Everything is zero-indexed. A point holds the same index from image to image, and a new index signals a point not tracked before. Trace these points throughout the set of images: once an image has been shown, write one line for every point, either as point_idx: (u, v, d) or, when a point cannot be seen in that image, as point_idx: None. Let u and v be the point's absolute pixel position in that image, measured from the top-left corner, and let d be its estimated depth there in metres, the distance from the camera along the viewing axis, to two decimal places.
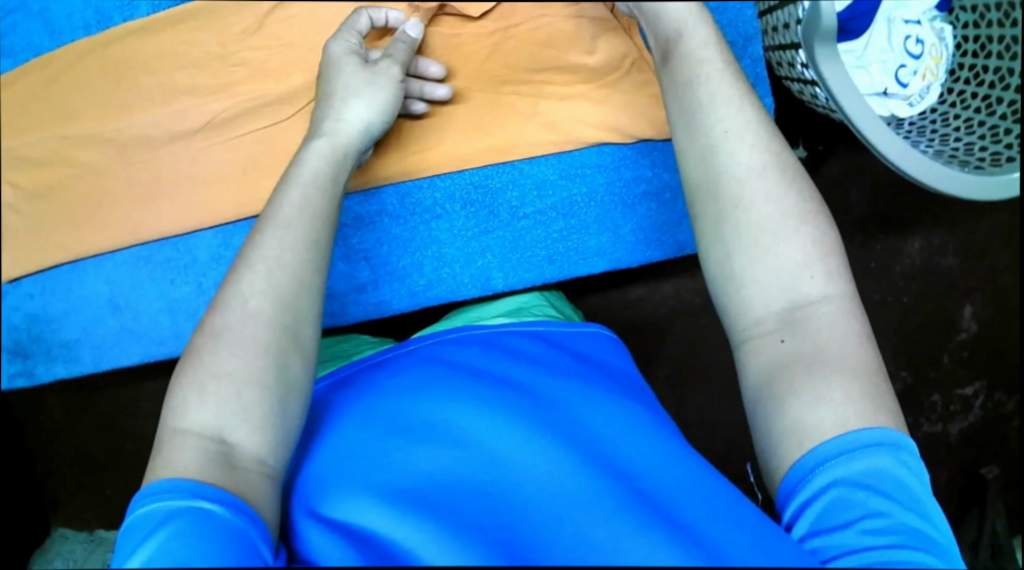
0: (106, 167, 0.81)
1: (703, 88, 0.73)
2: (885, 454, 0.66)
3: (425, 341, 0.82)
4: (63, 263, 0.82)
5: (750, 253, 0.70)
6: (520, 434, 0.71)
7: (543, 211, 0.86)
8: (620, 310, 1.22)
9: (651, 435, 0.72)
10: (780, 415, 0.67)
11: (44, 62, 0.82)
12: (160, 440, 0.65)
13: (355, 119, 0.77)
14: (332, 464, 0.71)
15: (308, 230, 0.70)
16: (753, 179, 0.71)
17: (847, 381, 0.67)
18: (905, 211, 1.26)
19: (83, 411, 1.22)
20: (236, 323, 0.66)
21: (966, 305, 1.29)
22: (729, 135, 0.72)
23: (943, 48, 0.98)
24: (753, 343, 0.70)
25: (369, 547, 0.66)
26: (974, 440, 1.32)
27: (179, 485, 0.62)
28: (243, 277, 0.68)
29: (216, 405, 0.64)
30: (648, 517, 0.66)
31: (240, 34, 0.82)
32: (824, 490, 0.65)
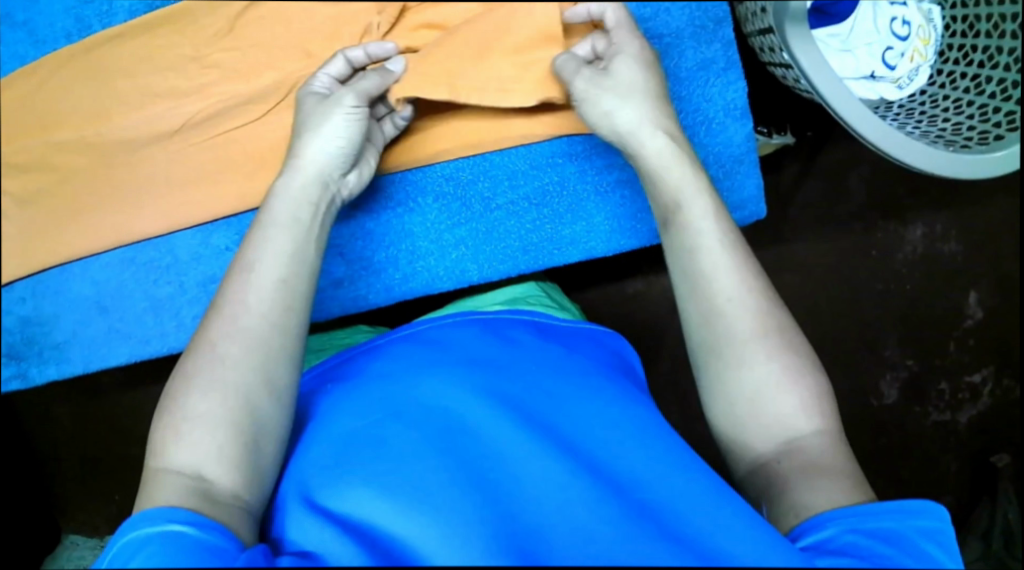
0: (90, 173, 0.79)
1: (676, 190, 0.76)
2: (910, 522, 0.63)
3: (420, 327, 0.81)
4: (53, 265, 0.82)
5: (733, 325, 0.70)
6: (513, 431, 0.69)
7: (517, 202, 0.86)
8: (618, 305, 1.20)
9: (633, 436, 0.70)
10: (740, 421, 0.69)
11: (29, 71, 0.86)
12: (145, 478, 0.67)
13: (320, 158, 0.77)
14: (322, 458, 0.70)
15: (274, 274, 0.72)
16: (725, 275, 0.71)
17: (806, 379, 0.69)
18: (903, 197, 1.22)
19: (88, 419, 1.21)
20: (206, 370, 0.68)
21: (972, 291, 1.25)
22: (705, 234, 0.73)
23: (931, 29, 0.96)
24: (729, 382, 0.70)
25: (365, 543, 0.65)
26: (982, 428, 1.28)
27: (153, 514, 0.63)
28: (213, 324, 0.70)
29: (192, 444, 0.66)
30: (630, 527, 0.64)
31: (213, 37, 0.79)
32: (845, 534, 0.62)
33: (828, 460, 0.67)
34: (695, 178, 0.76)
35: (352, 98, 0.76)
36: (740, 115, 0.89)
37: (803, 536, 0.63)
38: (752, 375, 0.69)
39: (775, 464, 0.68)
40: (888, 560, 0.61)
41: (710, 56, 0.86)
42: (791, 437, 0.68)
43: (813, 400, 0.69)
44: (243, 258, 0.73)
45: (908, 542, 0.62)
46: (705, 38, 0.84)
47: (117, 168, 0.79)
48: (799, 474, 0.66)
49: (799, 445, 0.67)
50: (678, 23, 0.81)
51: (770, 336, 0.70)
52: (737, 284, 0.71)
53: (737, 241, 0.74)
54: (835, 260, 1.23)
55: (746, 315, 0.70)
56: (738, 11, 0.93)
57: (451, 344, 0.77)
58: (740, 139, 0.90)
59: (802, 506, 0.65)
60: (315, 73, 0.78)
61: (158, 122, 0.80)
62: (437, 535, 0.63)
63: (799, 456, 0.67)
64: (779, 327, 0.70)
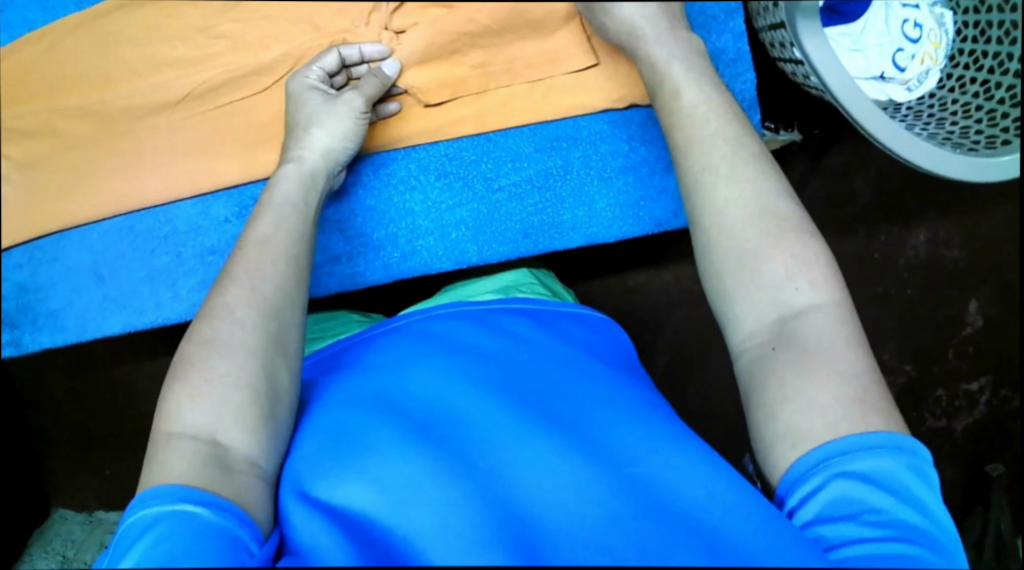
0: (89, 139, 0.80)
1: (692, 120, 0.73)
2: (900, 459, 0.63)
3: (413, 317, 0.79)
4: (52, 232, 0.82)
5: (746, 278, 0.68)
6: (511, 422, 0.68)
7: (520, 185, 0.86)
8: (619, 300, 1.19)
9: (635, 418, 0.69)
10: (733, 298, 0.68)
11: (37, 36, 0.84)
12: (153, 445, 0.65)
13: (322, 147, 0.79)
14: (315, 446, 0.68)
15: (286, 247, 0.73)
16: (740, 210, 0.69)
17: (794, 244, 0.68)
18: (909, 201, 1.22)
19: (83, 393, 1.20)
20: (222, 332, 0.67)
21: (972, 299, 1.24)
22: (706, 171, 0.71)
23: (943, 34, 0.96)
24: (751, 363, 0.67)
25: (369, 538, 0.64)
26: (978, 438, 1.27)
27: (165, 492, 0.62)
28: (226, 290, 0.70)
29: (208, 408, 0.65)
30: (631, 509, 0.64)
31: (221, 8, 0.78)
32: (833, 484, 0.62)
33: (834, 349, 0.65)
34: (707, 95, 0.73)
35: (359, 102, 0.79)
36: (749, 107, 0.88)
37: (788, 491, 0.64)
38: (740, 244, 0.68)
39: (767, 350, 0.66)
40: (878, 512, 0.62)
41: (720, 46, 0.85)
42: (787, 316, 0.67)
43: (808, 275, 0.67)
44: (255, 232, 0.73)
45: (899, 488, 0.62)
46: (717, 28, 0.84)
47: (120, 137, 0.80)
48: (791, 363, 0.65)
49: (796, 322, 0.66)
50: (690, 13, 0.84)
51: (768, 217, 0.69)
52: (731, 159, 0.71)
53: (741, 127, 0.72)
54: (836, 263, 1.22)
55: (744, 192, 0.69)
56: (749, 6, 0.93)
57: (442, 336, 0.76)
58: None
59: (797, 422, 0.64)
60: (308, 69, 0.80)
61: (168, 89, 0.81)
62: (435, 524, 0.63)
63: (794, 337, 0.66)
64: (780, 207, 0.69)
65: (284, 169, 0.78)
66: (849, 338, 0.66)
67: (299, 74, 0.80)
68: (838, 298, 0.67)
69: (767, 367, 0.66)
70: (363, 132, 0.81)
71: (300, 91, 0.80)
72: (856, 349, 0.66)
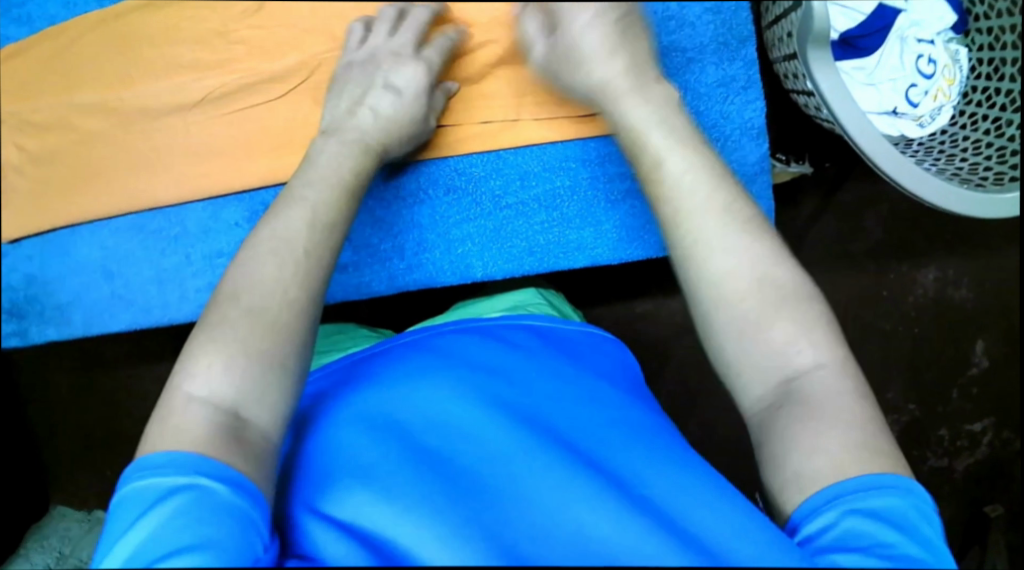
0: (109, 137, 0.80)
1: (675, 165, 0.70)
2: (910, 500, 0.61)
3: (422, 333, 0.80)
4: (62, 227, 0.80)
5: (740, 313, 0.66)
6: (522, 441, 0.68)
7: (526, 203, 0.87)
8: (627, 326, 1.19)
9: (643, 446, 0.70)
10: (731, 360, 0.67)
11: (58, 32, 0.88)
12: (165, 407, 0.64)
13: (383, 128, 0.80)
14: (327, 456, 0.69)
15: (325, 220, 0.72)
16: (726, 244, 0.67)
17: (791, 308, 0.66)
18: (919, 240, 1.22)
19: (92, 391, 1.21)
20: (260, 302, 0.67)
21: (978, 340, 1.23)
22: (698, 231, 0.68)
23: (957, 70, 0.96)
24: (756, 401, 0.66)
25: (377, 547, 0.63)
26: (979, 479, 1.26)
27: (180, 461, 0.61)
28: (257, 264, 0.69)
29: (234, 377, 0.64)
30: (633, 530, 0.63)
31: (240, 16, 0.75)
32: (845, 522, 0.60)
33: (837, 397, 0.64)
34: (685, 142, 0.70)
35: (433, 120, 0.81)
36: (757, 135, 0.87)
37: (804, 520, 0.62)
38: (741, 290, 0.66)
39: (773, 408, 0.65)
40: (888, 549, 0.59)
41: (731, 73, 0.85)
42: (789, 375, 0.65)
43: (805, 331, 0.66)
44: (278, 209, 0.73)
45: (905, 524, 0.60)
46: (728, 56, 0.84)
47: (135, 136, 0.80)
48: (799, 418, 0.63)
49: (821, 411, 0.63)
50: (704, 38, 0.82)
51: (761, 279, 0.67)
52: (760, 273, 0.67)
53: (731, 191, 0.69)
54: None
55: (774, 309, 0.66)
56: (769, 36, 0.95)
57: (447, 350, 0.77)
58: (755, 158, 0.87)
59: (806, 477, 0.62)
60: (382, 22, 0.70)
61: (182, 92, 0.82)
62: (438, 537, 0.62)
63: (799, 395, 0.64)
64: (797, 294, 0.67)
65: (327, 143, 0.78)
66: (854, 391, 0.64)
67: (365, 28, 0.71)
68: (837, 350, 0.66)
69: (780, 433, 0.64)
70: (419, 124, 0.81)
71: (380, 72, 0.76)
72: (855, 395, 0.64)
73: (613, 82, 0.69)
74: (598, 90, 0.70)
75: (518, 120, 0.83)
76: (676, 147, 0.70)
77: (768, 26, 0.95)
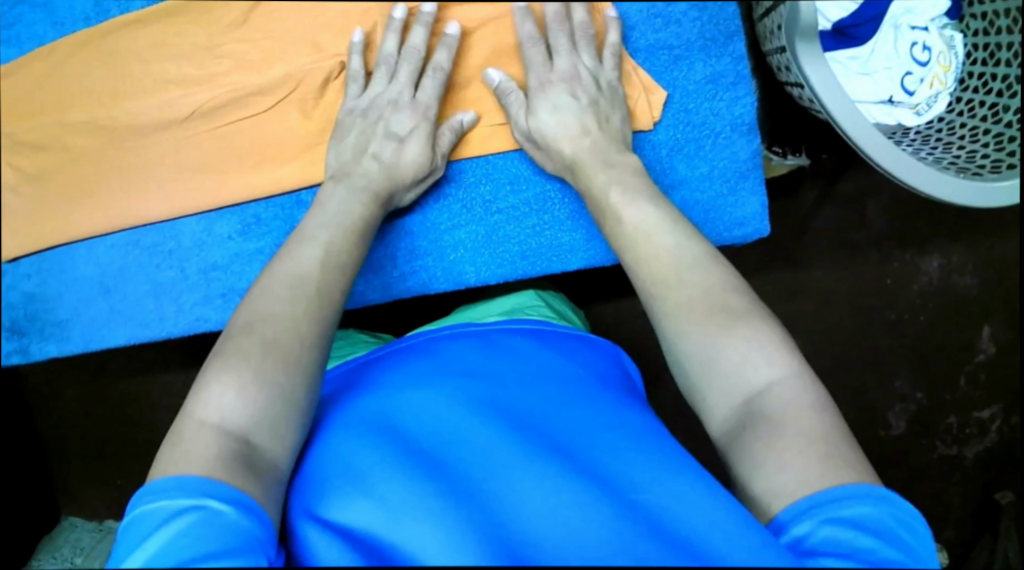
0: (99, 153, 0.84)
1: (631, 215, 0.76)
2: (889, 508, 0.60)
3: (417, 338, 0.80)
4: (57, 245, 0.84)
5: (702, 338, 0.68)
6: (512, 446, 0.68)
7: (517, 207, 0.86)
8: (631, 324, 1.19)
9: (637, 446, 0.69)
10: (696, 387, 0.68)
11: (46, 52, 0.85)
12: (180, 431, 0.64)
13: (392, 156, 0.81)
14: (321, 463, 0.69)
15: (331, 259, 0.74)
16: (680, 279, 0.71)
17: (738, 327, 0.67)
18: (921, 227, 1.21)
19: (95, 404, 1.20)
20: (277, 336, 0.67)
21: (984, 326, 1.23)
22: (656, 281, 0.72)
23: (953, 57, 0.95)
24: (716, 419, 0.67)
25: (371, 552, 0.63)
26: (988, 466, 1.24)
27: (188, 483, 0.60)
28: (265, 298, 0.70)
29: (249, 408, 0.64)
30: (626, 531, 0.63)
31: (227, 27, 0.83)
32: (821, 531, 0.59)
33: (797, 411, 0.64)
34: (644, 191, 0.77)
35: (440, 157, 0.82)
36: (748, 132, 0.86)
37: (788, 524, 0.61)
38: (695, 318, 0.69)
39: (737, 431, 0.65)
40: (867, 555, 0.58)
41: (719, 69, 0.85)
42: (748, 396, 0.66)
43: (768, 349, 0.67)
44: (296, 236, 0.76)
45: (887, 531, 0.59)
46: (715, 52, 0.84)
47: (127, 152, 0.84)
48: (760, 436, 0.64)
49: (777, 425, 0.63)
50: (690, 36, 0.84)
51: (713, 306, 0.69)
52: (720, 298, 0.69)
53: (689, 232, 0.74)
54: (849, 288, 1.21)
55: (731, 338, 0.67)
56: (761, 31, 0.95)
57: (447, 354, 0.77)
58: (746, 154, 0.86)
59: (775, 492, 0.62)
60: (403, 62, 0.83)
61: (169, 108, 0.83)
62: (434, 541, 0.62)
63: (761, 414, 0.65)
64: (756, 322, 0.68)
65: (334, 187, 0.80)
66: (814, 405, 0.64)
67: (388, 73, 0.83)
68: (794, 365, 0.66)
69: (742, 447, 0.64)
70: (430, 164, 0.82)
71: (388, 101, 0.83)
72: (821, 409, 0.64)
73: (580, 156, 0.80)
74: (573, 166, 0.81)
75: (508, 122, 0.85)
76: (631, 203, 0.76)
77: (760, 20, 0.95)
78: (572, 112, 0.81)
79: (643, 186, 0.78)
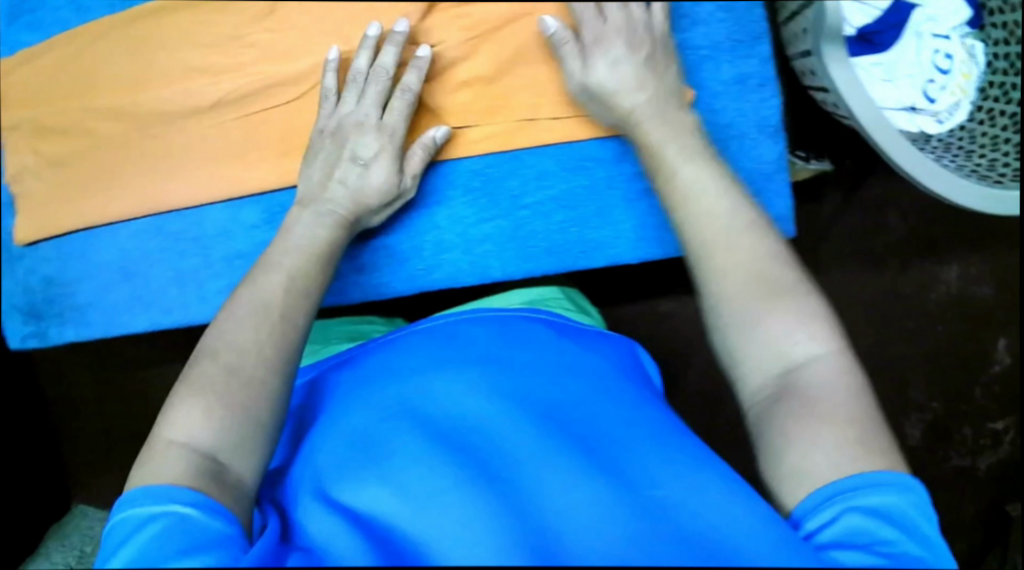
0: (125, 140, 0.84)
1: (686, 172, 0.74)
2: (910, 498, 0.60)
3: (438, 322, 0.80)
4: (79, 229, 0.85)
5: (752, 301, 0.67)
6: (532, 434, 0.68)
7: (545, 203, 0.85)
8: (651, 327, 1.18)
9: (655, 439, 0.69)
10: (735, 354, 0.67)
11: (65, 39, 0.85)
12: (150, 450, 0.64)
13: (358, 183, 0.80)
14: (339, 445, 0.70)
15: (296, 280, 0.74)
16: (736, 238, 0.70)
17: (788, 298, 0.66)
18: (941, 237, 1.20)
19: (112, 392, 1.21)
20: (242, 362, 0.67)
21: (1001, 337, 1.22)
22: (709, 240, 0.70)
23: (973, 66, 0.95)
24: (755, 387, 0.66)
25: (385, 538, 0.64)
26: (1001, 479, 1.23)
27: (159, 491, 0.61)
28: (233, 321, 0.70)
29: (215, 428, 0.64)
30: (639, 521, 0.63)
31: (254, 17, 0.83)
32: (846, 518, 0.59)
33: (835, 392, 0.63)
34: (692, 152, 0.76)
35: (408, 179, 0.81)
36: (775, 133, 0.85)
37: (803, 518, 0.61)
38: (745, 283, 0.67)
39: (772, 402, 0.64)
40: (886, 546, 0.59)
41: (747, 70, 0.84)
42: (787, 368, 0.65)
43: (811, 323, 0.66)
44: (264, 262, 0.75)
45: (906, 523, 0.60)
46: (743, 53, 0.84)
47: (151, 139, 0.84)
48: (795, 413, 0.63)
49: (813, 401, 0.63)
50: (717, 37, 0.84)
51: (760, 274, 0.68)
52: (773, 263, 0.68)
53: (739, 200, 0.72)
54: (868, 296, 1.20)
55: (780, 306, 0.66)
56: (786, 35, 0.95)
57: (468, 340, 0.76)
58: (772, 156, 0.85)
59: (801, 473, 0.62)
60: (371, 83, 0.81)
61: (196, 95, 0.83)
62: (450, 528, 0.63)
63: (798, 389, 0.64)
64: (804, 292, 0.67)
65: (301, 216, 0.79)
66: (852, 388, 0.63)
67: (356, 94, 0.81)
68: (836, 343, 0.65)
69: (775, 422, 0.63)
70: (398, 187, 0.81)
71: (352, 126, 0.81)
72: (855, 392, 0.63)
73: (637, 111, 0.78)
74: (626, 120, 0.79)
75: (534, 119, 0.83)
76: (687, 160, 0.75)
77: (785, 25, 0.95)
78: (633, 65, 0.79)
79: (695, 149, 0.76)
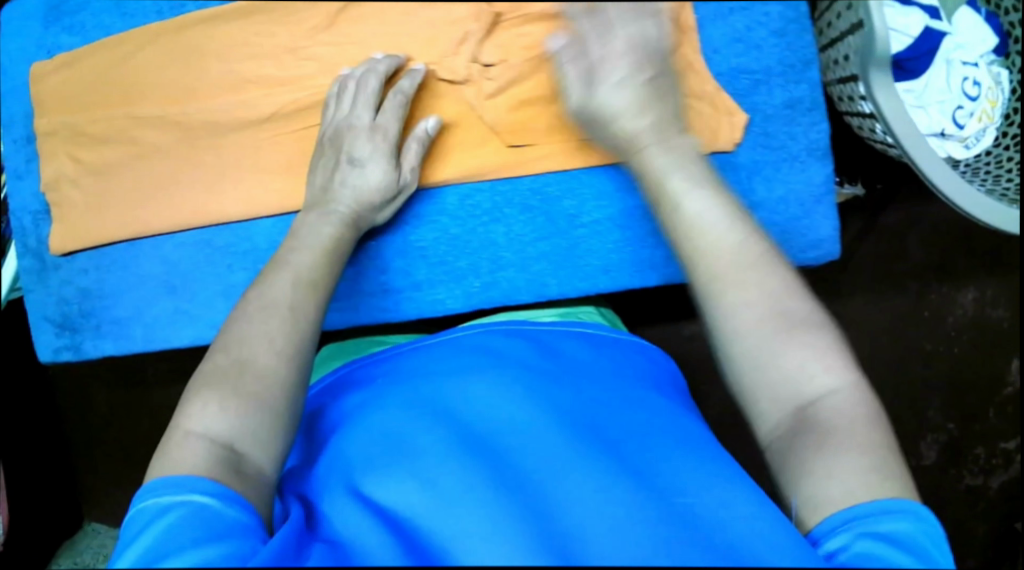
0: (171, 149, 0.83)
1: (691, 208, 0.70)
2: (926, 528, 0.59)
3: (471, 330, 0.79)
4: (121, 241, 0.85)
5: (767, 339, 0.64)
6: (563, 437, 0.67)
7: (601, 222, 0.85)
8: (677, 347, 1.18)
9: (687, 455, 0.69)
10: (747, 390, 0.65)
11: (110, 45, 0.84)
12: (166, 442, 0.63)
13: (360, 181, 0.80)
14: (366, 443, 0.69)
15: (310, 277, 0.73)
16: (743, 272, 0.66)
17: (801, 336, 0.64)
18: (959, 259, 1.22)
19: (129, 407, 1.19)
20: (258, 355, 0.66)
21: (1014, 358, 1.23)
22: (725, 281, 0.66)
23: (999, 92, 0.96)
24: (771, 416, 0.64)
25: (410, 537, 0.63)
26: (1014, 499, 1.23)
27: (180, 482, 0.60)
28: (253, 315, 0.69)
29: (232, 418, 0.63)
30: (666, 530, 0.62)
31: (311, 31, 0.80)
32: (859, 543, 0.59)
33: (854, 422, 0.62)
34: (696, 172, 0.72)
35: (406, 174, 0.81)
36: (822, 156, 0.86)
37: (824, 538, 0.61)
38: (752, 324, 0.65)
39: (792, 438, 0.63)
40: None
41: (798, 95, 0.85)
42: (802, 404, 0.64)
43: (827, 356, 0.64)
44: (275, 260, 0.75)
45: (923, 551, 0.59)
46: (793, 77, 0.85)
47: (199, 150, 0.84)
48: (812, 446, 0.62)
49: (833, 424, 0.62)
50: (769, 61, 0.85)
51: (774, 313, 0.65)
52: (784, 301, 0.66)
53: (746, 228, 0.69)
54: (888, 318, 1.22)
55: (795, 343, 0.64)
56: (823, 60, 0.97)
57: (502, 346, 0.76)
58: (819, 179, 0.86)
59: (824, 499, 0.61)
60: (362, 88, 0.81)
61: (248, 108, 0.83)
62: (478, 529, 0.62)
63: (818, 424, 0.62)
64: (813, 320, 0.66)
65: (310, 217, 0.79)
66: (868, 419, 0.62)
67: (351, 99, 0.81)
68: (851, 377, 0.64)
69: (794, 448, 0.63)
70: (400, 184, 0.81)
71: (352, 126, 0.81)
72: (876, 424, 0.63)
73: (639, 137, 0.74)
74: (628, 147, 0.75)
75: None
76: (688, 192, 0.70)
77: (823, 52, 0.96)
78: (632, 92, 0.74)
79: (702, 175, 0.72)
